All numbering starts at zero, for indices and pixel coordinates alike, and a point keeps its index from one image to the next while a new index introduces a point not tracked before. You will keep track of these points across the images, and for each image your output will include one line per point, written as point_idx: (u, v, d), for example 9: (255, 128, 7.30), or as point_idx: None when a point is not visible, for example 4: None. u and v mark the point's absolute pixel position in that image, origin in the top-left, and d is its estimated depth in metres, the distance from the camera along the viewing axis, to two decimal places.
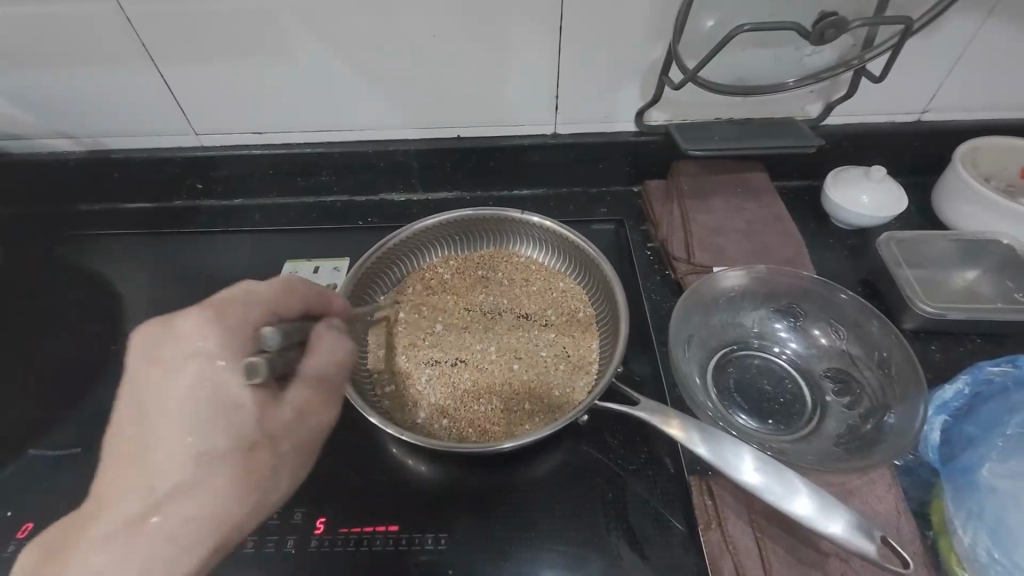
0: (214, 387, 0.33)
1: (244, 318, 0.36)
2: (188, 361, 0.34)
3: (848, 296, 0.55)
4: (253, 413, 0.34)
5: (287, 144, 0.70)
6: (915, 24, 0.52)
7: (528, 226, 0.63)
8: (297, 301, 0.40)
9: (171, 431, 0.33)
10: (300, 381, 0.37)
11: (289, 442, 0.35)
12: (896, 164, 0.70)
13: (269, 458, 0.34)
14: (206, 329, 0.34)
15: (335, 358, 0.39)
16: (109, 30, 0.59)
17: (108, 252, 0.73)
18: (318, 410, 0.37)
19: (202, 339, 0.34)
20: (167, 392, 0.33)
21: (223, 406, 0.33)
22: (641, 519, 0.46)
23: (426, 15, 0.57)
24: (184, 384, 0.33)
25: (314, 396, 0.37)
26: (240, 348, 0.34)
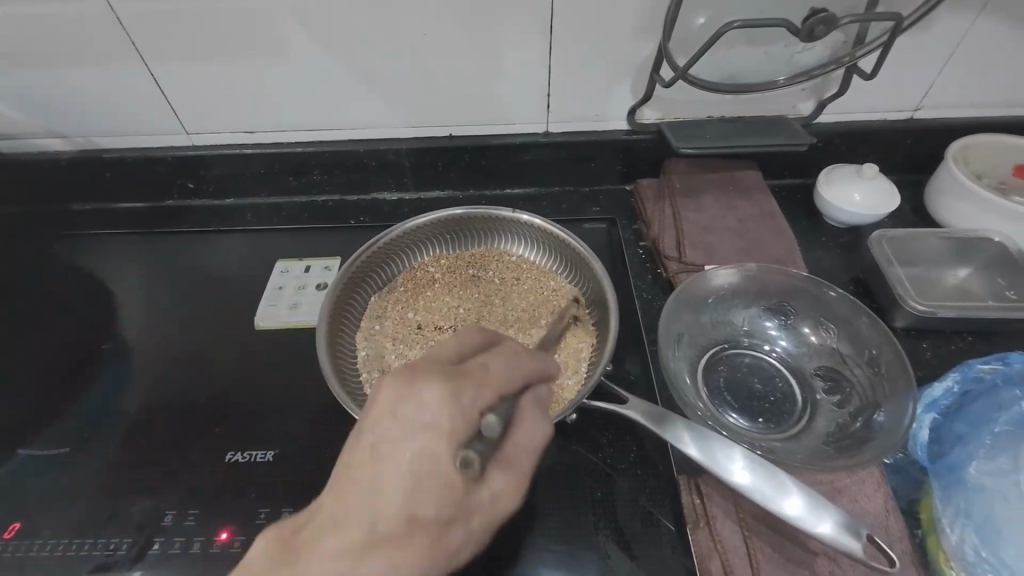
0: (427, 460, 0.29)
1: (472, 400, 0.31)
2: (405, 438, 0.29)
3: (837, 294, 0.55)
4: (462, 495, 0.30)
5: (279, 143, 0.70)
6: (906, 22, 0.52)
7: (518, 224, 0.63)
8: (522, 376, 0.35)
9: (388, 486, 0.28)
10: (500, 458, 0.33)
11: (479, 522, 0.31)
12: (888, 162, 0.70)
13: (460, 538, 0.30)
14: (436, 407, 0.30)
15: (535, 439, 0.35)
16: (99, 29, 0.58)
17: (101, 252, 0.73)
18: (504, 496, 0.32)
19: (429, 409, 0.30)
20: (391, 458, 0.29)
21: (422, 483, 0.29)
22: (629, 518, 0.46)
23: (417, 14, 0.57)
24: (416, 446, 0.29)
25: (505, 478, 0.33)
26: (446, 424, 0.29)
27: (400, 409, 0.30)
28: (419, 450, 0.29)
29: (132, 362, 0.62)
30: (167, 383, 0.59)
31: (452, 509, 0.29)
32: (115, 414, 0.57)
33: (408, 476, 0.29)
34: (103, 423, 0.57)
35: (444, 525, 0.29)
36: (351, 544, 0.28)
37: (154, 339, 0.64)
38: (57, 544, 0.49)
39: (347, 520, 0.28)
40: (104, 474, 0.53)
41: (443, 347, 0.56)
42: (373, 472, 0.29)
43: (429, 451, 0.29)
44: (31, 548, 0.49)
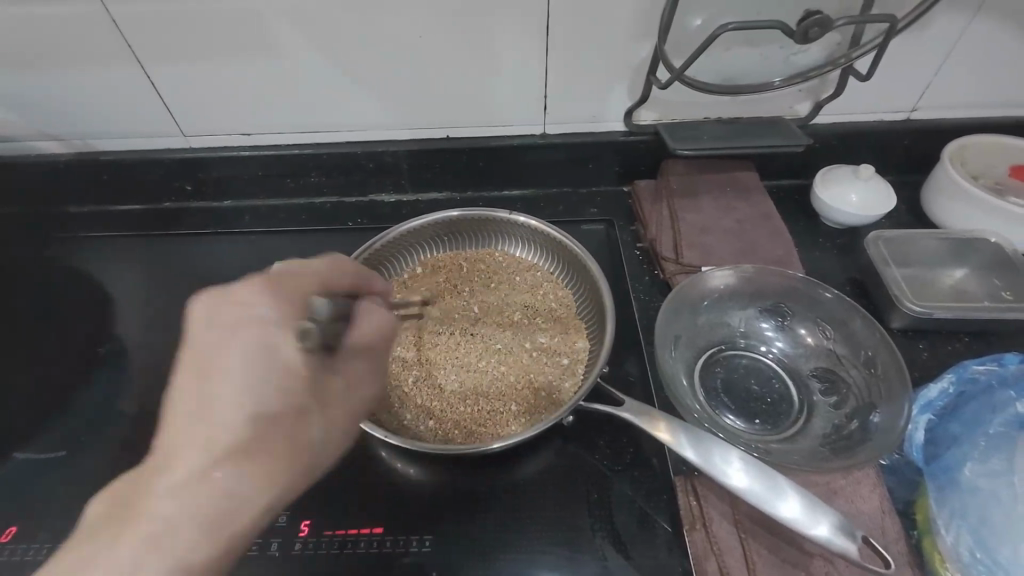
0: (266, 354, 0.33)
1: (300, 286, 0.36)
2: (221, 331, 0.33)
3: (833, 294, 0.55)
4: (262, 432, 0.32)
5: (276, 145, 0.70)
6: (901, 23, 0.52)
7: (515, 226, 0.63)
8: (348, 274, 0.40)
9: (221, 397, 0.32)
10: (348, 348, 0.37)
11: (338, 408, 0.36)
12: (885, 163, 0.70)
13: (318, 429, 0.34)
14: (256, 297, 0.34)
15: (381, 328, 0.38)
16: (96, 31, 0.58)
17: (98, 254, 0.73)
18: (362, 377, 0.37)
19: (252, 301, 0.34)
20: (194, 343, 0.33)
21: (279, 373, 0.33)
22: (626, 519, 0.46)
23: (413, 15, 0.57)
24: (242, 338, 0.33)
25: (366, 360, 0.38)
26: (295, 311, 0.34)
27: (217, 313, 0.34)
28: (217, 364, 0.33)
29: (129, 364, 0.62)
30: (165, 386, 0.59)
31: (305, 398, 0.34)
32: (112, 417, 0.57)
33: (274, 363, 0.33)
34: (100, 426, 0.57)
35: (304, 412, 0.34)
36: (217, 452, 0.31)
37: (151, 342, 0.64)
38: (54, 548, 0.49)
39: (196, 430, 0.31)
40: (101, 476, 0.53)
41: (440, 349, 0.56)
42: (223, 389, 0.32)
43: (220, 346, 0.33)
44: (27, 551, 0.49)
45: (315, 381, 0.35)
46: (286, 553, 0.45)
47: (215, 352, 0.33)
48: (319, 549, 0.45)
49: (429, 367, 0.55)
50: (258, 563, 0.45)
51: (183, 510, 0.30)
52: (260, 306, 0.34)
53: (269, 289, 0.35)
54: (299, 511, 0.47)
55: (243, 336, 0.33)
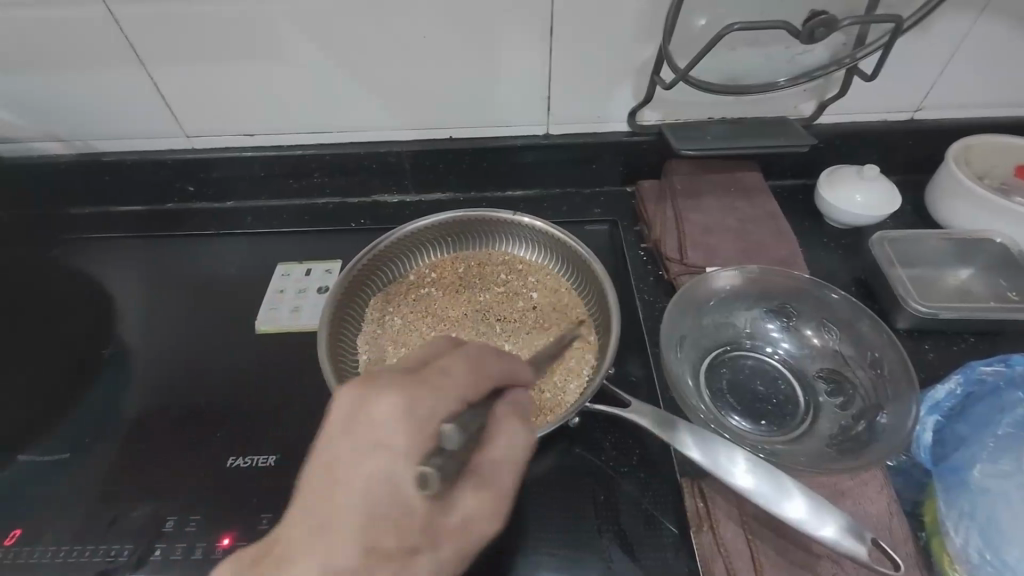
0: (393, 486, 0.30)
1: (433, 409, 0.31)
2: (372, 453, 0.30)
3: (840, 295, 0.54)
4: (387, 552, 0.29)
5: (279, 145, 0.70)
6: (907, 23, 0.52)
7: (521, 226, 0.63)
8: (487, 383, 0.35)
9: (341, 498, 0.30)
10: (482, 476, 0.33)
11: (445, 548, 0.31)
12: (889, 162, 0.70)
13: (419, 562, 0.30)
14: (394, 424, 0.31)
15: (511, 452, 0.35)
16: (98, 33, 0.58)
17: (101, 254, 0.73)
18: (482, 520, 0.33)
19: (390, 416, 0.31)
20: (353, 470, 0.30)
21: (387, 496, 0.30)
22: (632, 521, 0.46)
23: (417, 15, 0.57)
24: (368, 467, 0.30)
25: (490, 498, 0.33)
26: (422, 446, 0.30)
27: (359, 414, 0.31)
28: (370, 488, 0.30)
29: (133, 366, 0.62)
30: (169, 387, 0.59)
31: (415, 535, 0.30)
32: (117, 419, 0.57)
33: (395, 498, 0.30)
34: (104, 428, 0.57)
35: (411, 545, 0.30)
36: (333, 532, 0.30)
37: (155, 343, 0.64)
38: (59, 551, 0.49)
39: (320, 534, 0.30)
40: (106, 478, 0.53)
41: None
42: (344, 490, 0.30)
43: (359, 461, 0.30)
44: (33, 554, 0.48)
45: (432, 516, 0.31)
46: None
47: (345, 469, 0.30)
48: None
49: None
50: None
51: None
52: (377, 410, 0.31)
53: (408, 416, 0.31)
54: None
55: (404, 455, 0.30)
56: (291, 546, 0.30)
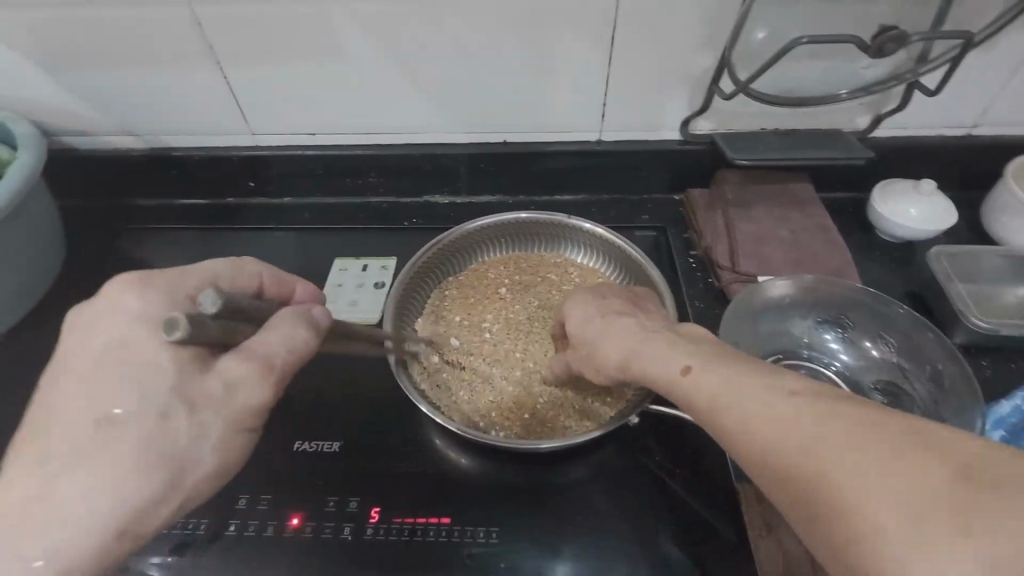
0: (149, 366, 0.35)
1: (177, 283, 0.39)
2: (130, 325, 0.37)
3: (904, 310, 0.54)
4: (180, 375, 0.35)
5: (338, 145, 0.73)
6: (976, 38, 0.52)
7: (576, 230, 0.64)
8: (293, 322, 0.39)
9: (103, 385, 0.35)
10: (250, 356, 0.37)
11: (220, 412, 0.36)
12: (944, 178, 0.69)
13: (187, 428, 0.35)
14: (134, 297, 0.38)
15: (288, 343, 0.38)
16: (181, 34, 0.61)
17: (164, 244, 0.77)
18: (248, 385, 0.37)
19: (139, 301, 0.38)
20: (92, 334, 0.37)
21: (140, 377, 0.35)
22: (690, 523, 0.46)
23: (484, 21, 0.59)
24: (102, 332, 0.37)
25: (257, 370, 0.37)
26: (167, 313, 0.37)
27: (126, 300, 0.38)
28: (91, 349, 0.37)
29: None
30: None
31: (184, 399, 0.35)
32: None
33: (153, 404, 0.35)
34: None
35: (167, 417, 0.35)
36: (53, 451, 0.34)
37: None
38: None
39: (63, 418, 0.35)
40: None
41: (503, 348, 0.58)
42: (150, 352, 0.36)
43: (102, 381, 0.35)
44: None
45: (191, 393, 0.35)
46: (357, 537, 0.47)
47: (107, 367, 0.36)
48: (390, 535, 0.47)
49: (493, 366, 0.57)
50: (330, 546, 0.46)
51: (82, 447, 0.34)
52: (128, 303, 0.37)
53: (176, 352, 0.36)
54: (369, 499, 0.49)
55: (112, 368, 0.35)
56: (62, 405, 0.35)
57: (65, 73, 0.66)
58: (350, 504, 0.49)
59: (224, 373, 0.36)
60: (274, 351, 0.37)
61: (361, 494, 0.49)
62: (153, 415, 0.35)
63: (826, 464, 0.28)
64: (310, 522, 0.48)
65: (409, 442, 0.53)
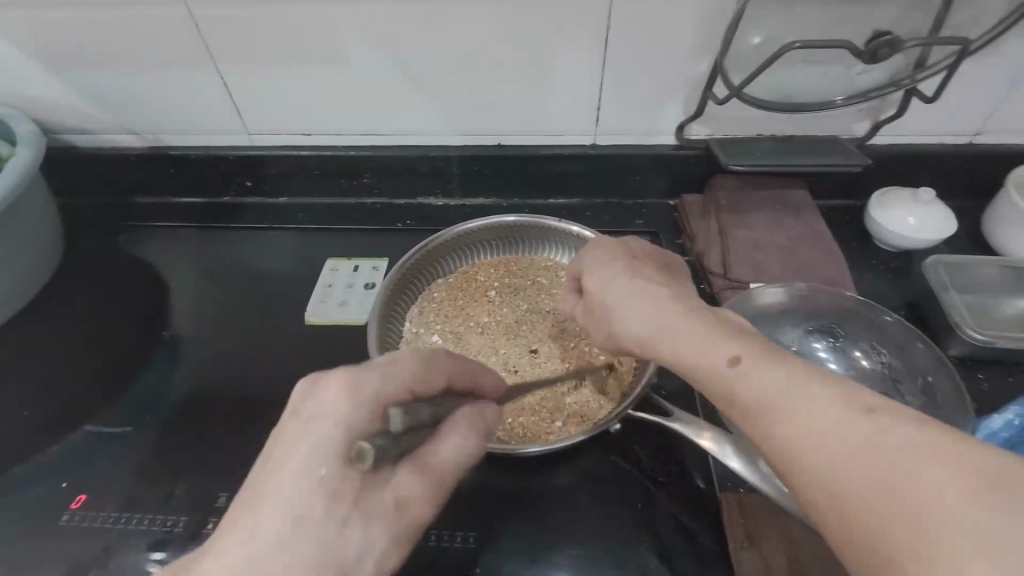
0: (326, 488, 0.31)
1: (376, 389, 0.33)
2: (318, 420, 0.32)
3: (894, 318, 0.54)
4: (361, 490, 0.32)
5: (335, 146, 0.73)
6: (974, 45, 0.51)
7: (565, 233, 0.64)
8: (440, 374, 0.38)
9: (285, 478, 0.31)
10: (421, 469, 0.35)
11: (382, 529, 0.32)
12: (945, 187, 0.68)
13: (359, 541, 0.31)
14: (344, 402, 0.32)
15: (460, 451, 0.36)
16: (179, 34, 0.62)
17: (161, 241, 0.77)
18: (418, 502, 0.34)
19: (337, 403, 0.32)
20: (298, 437, 0.32)
21: (319, 493, 0.31)
22: (671, 532, 0.46)
23: (478, 24, 0.59)
24: (312, 433, 0.31)
25: (422, 487, 0.35)
26: (363, 422, 0.32)
27: (313, 392, 0.33)
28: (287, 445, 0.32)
29: (187, 352, 0.65)
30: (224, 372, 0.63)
31: (349, 505, 0.31)
32: (166, 401, 0.61)
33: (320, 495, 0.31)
34: (161, 407, 0.60)
35: (338, 529, 0.31)
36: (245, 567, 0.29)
37: (204, 331, 0.67)
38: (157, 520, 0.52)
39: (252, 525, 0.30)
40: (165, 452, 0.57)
41: (488, 350, 0.58)
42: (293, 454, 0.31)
43: (296, 481, 0.31)
44: (95, 518, 0.53)
45: (364, 497, 0.32)
46: None
47: (271, 469, 0.32)
48: None
49: (477, 367, 0.56)
50: None
51: (269, 549, 0.30)
52: (339, 405, 0.32)
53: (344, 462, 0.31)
54: None
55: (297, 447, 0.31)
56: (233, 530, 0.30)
57: (67, 71, 0.67)
58: None
59: (396, 492, 0.33)
60: (442, 459, 0.36)
61: None
62: (336, 521, 0.31)
63: (863, 477, 0.25)
64: None
65: None
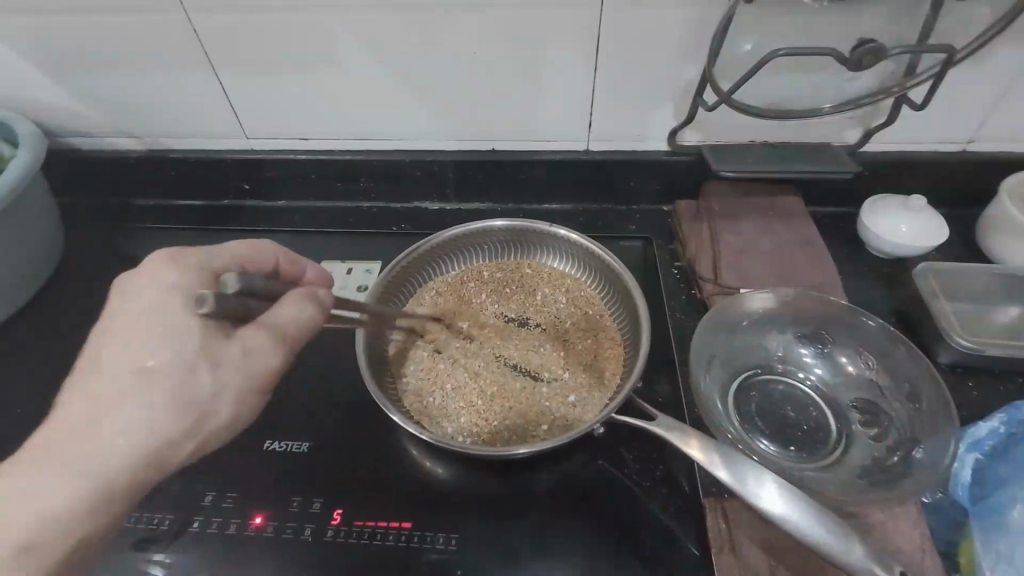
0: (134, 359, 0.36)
1: (197, 262, 0.41)
2: (148, 287, 0.38)
3: (876, 323, 0.54)
4: (203, 339, 0.37)
5: (330, 150, 0.74)
6: (958, 54, 0.51)
7: (555, 238, 0.64)
8: (268, 254, 0.48)
9: (135, 336, 0.37)
10: (265, 323, 0.39)
11: (233, 374, 0.38)
12: (938, 194, 0.68)
13: (209, 387, 0.37)
14: (163, 265, 0.40)
15: (293, 319, 0.41)
16: (177, 40, 0.63)
17: (158, 242, 0.78)
18: (263, 354, 0.39)
19: (166, 277, 0.39)
20: (135, 299, 0.38)
21: (158, 368, 0.36)
22: (655, 537, 0.46)
23: (470, 31, 0.59)
24: (143, 298, 0.38)
25: (269, 337, 0.39)
26: (199, 284, 0.40)
27: (126, 287, 0.39)
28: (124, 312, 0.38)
29: None
30: None
31: (197, 356, 0.36)
32: None
33: (177, 363, 0.36)
34: None
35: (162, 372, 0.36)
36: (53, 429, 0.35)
37: None
38: None
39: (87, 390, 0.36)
40: None
41: (477, 353, 0.58)
42: (145, 323, 0.37)
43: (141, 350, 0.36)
44: None
45: (210, 349, 0.37)
46: (318, 539, 0.47)
47: (112, 327, 0.38)
48: (349, 538, 0.47)
49: (466, 371, 0.57)
50: (292, 546, 0.47)
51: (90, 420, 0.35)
52: (172, 278, 0.39)
53: (206, 325, 0.37)
54: (333, 501, 0.49)
55: (144, 324, 0.37)
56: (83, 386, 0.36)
57: (68, 75, 0.68)
58: (313, 505, 0.49)
59: (245, 341, 0.38)
60: (289, 324, 0.40)
61: (326, 496, 0.49)
62: (160, 387, 0.36)
63: None
64: (274, 521, 0.48)
65: (378, 448, 0.52)
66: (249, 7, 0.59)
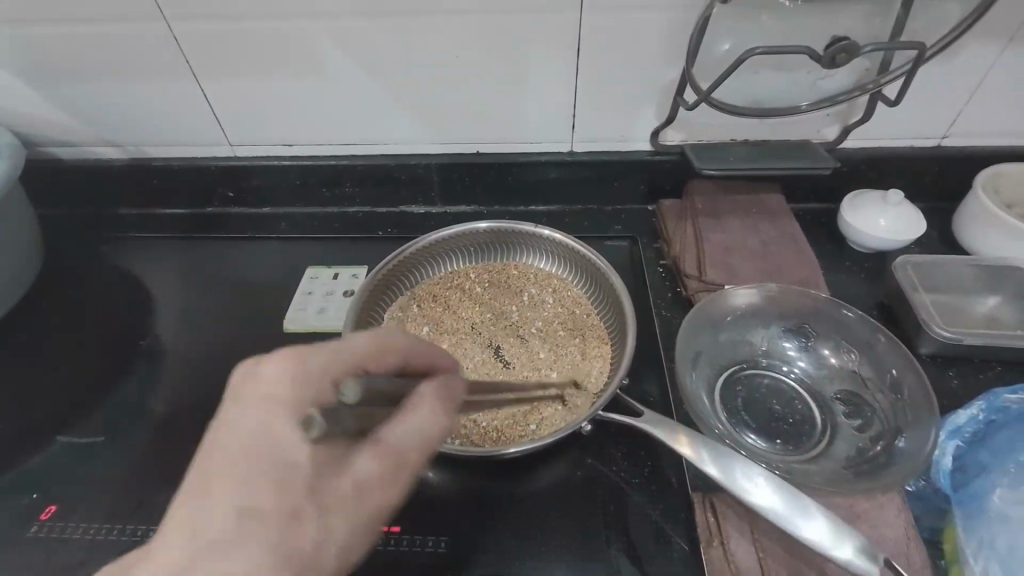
0: (254, 505, 0.33)
1: (324, 368, 0.37)
2: (264, 401, 0.36)
3: (857, 315, 0.54)
4: (316, 473, 0.34)
5: (315, 156, 0.74)
6: (929, 51, 0.52)
7: (540, 239, 0.64)
8: (391, 357, 0.40)
9: (235, 469, 0.34)
10: (381, 450, 0.35)
11: (340, 513, 0.35)
12: (915, 189, 0.69)
13: (313, 534, 0.34)
14: (280, 376, 0.36)
15: (418, 437, 0.35)
16: (159, 49, 0.63)
17: (143, 252, 0.77)
18: (374, 487, 0.35)
19: (281, 375, 0.36)
20: (240, 421, 0.36)
21: (252, 518, 0.33)
22: (643, 532, 0.46)
23: (453, 36, 0.60)
24: (257, 416, 0.35)
25: (387, 467, 0.35)
26: (315, 395, 0.36)
27: (242, 387, 0.37)
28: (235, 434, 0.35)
29: (166, 362, 0.65)
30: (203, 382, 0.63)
31: (303, 496, 0.34)
32: (143, 410, 0.61)
33: (238, 514, 0.33)
34: (138, 418, 0.60)
35: (298, 517, 0.34)
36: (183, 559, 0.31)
37: (184, 340, 0.67)
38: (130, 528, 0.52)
39: (182, 523, 0.33)
40: (141, 460, 0.57)
41: (462, 353, 0.58)
42: (233, 459, 0.34)
43: (243, 483, 0.34)
44: (67, 529, 0.52)
45: (320, 489, 0.34)
46: None
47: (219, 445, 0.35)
48: None
49: (452, 371, 0.57)
50: None
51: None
52: (274, 378, 0.36)
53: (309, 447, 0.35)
54: None
55: (259, 457, 0.34)
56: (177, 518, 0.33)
57: (48, 85, 0.68)
58: None
59: (350, 475, 0.35)
60: (404, 448, 0.35)
61: None
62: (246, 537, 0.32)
63: None
64: None
65: None
66: (232, 16, 0.59)
